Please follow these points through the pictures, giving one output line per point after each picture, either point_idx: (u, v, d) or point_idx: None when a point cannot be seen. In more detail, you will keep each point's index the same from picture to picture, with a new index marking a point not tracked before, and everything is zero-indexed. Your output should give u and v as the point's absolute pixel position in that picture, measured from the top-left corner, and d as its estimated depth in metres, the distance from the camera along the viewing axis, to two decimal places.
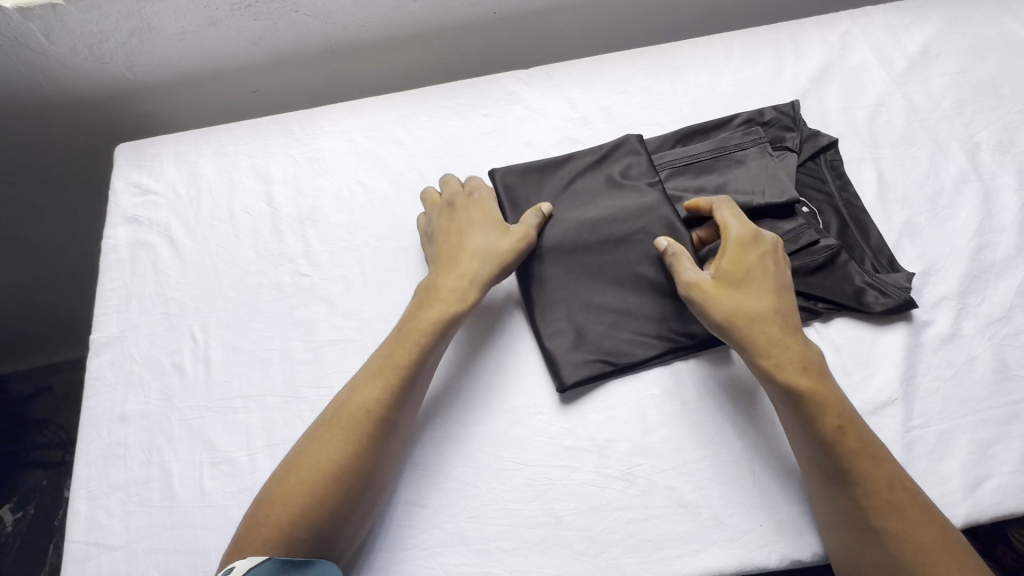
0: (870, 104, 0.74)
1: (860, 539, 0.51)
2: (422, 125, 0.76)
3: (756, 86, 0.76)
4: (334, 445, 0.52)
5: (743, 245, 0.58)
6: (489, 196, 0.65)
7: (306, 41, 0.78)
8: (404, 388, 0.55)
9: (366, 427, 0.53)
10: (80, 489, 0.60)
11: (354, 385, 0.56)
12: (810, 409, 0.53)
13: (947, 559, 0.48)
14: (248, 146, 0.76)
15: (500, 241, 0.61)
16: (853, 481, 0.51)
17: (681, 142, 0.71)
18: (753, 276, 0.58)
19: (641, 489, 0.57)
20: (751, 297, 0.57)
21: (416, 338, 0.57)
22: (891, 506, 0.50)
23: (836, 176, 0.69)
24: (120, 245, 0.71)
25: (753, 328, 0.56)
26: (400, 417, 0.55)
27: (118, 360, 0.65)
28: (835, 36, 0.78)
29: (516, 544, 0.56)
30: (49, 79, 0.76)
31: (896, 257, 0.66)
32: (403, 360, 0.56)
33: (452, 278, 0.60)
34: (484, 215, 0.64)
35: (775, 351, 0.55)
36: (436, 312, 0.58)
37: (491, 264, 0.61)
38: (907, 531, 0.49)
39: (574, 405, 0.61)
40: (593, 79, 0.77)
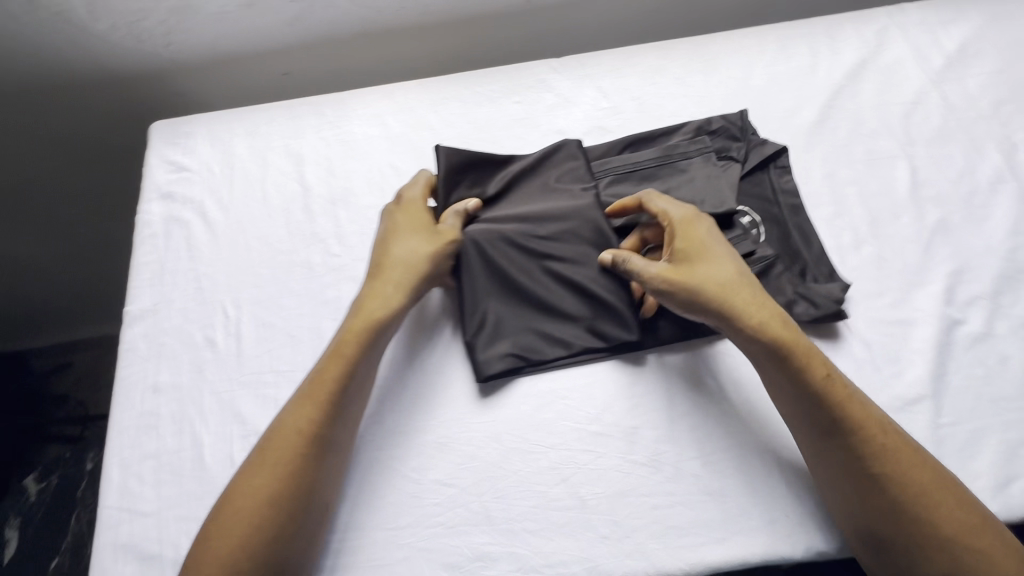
0: (905, 102, 0.73)
1: (865, 494, 0.52)
2: (455, 110, 0.76)
3: (790, 81, 0.75)
4: (274, 466, 0.53)
5: (687, 225, 0.61)
6: (415, 199, 0.66)
7: (341, 25, 0.79)
8: (333, 404, 0.55)
9: (300, 446, 0.53)
10: (114, 456, 0.61)
11: (286, 411, 0.56)
12: (796, 361, 0.55)
13: (946, 494, 0.50)
14: (281, 127, 0.76)
15: (422, 247, 0.63)
16: (848, 430, 0.53)
17: (630, 149, 0.71)
18: (709, 248, 0.60)
19: (667, 476, 0.58)
20: (712, 269, 0.59)
21: (342, 357, 0.57)
22: (886, 449, 0.52)
23: (783, 187, 0.69)
24: (154, 220, 0.72)
25: (723, 297, 0.57)
26: (334, 433, 0.55)
27: (151, 332, 0.66)
28: (871, 32, 0.77)
29: (541, 525, 0.56)
30: (88, 56, 0.78)
31: (837, 268, 0.65)
32: (332, 378, 0.56)
33: (378, 289, 0.61)
34: (411, 220, 0.64)
35: (753, 311, 0.57)
36: (362, 324, 0.59)
37: (415, 272, 0.62)
38: (905, 473, 0.51)
39: (496, 396, 0.61)
40: (625, 69, 0.77)
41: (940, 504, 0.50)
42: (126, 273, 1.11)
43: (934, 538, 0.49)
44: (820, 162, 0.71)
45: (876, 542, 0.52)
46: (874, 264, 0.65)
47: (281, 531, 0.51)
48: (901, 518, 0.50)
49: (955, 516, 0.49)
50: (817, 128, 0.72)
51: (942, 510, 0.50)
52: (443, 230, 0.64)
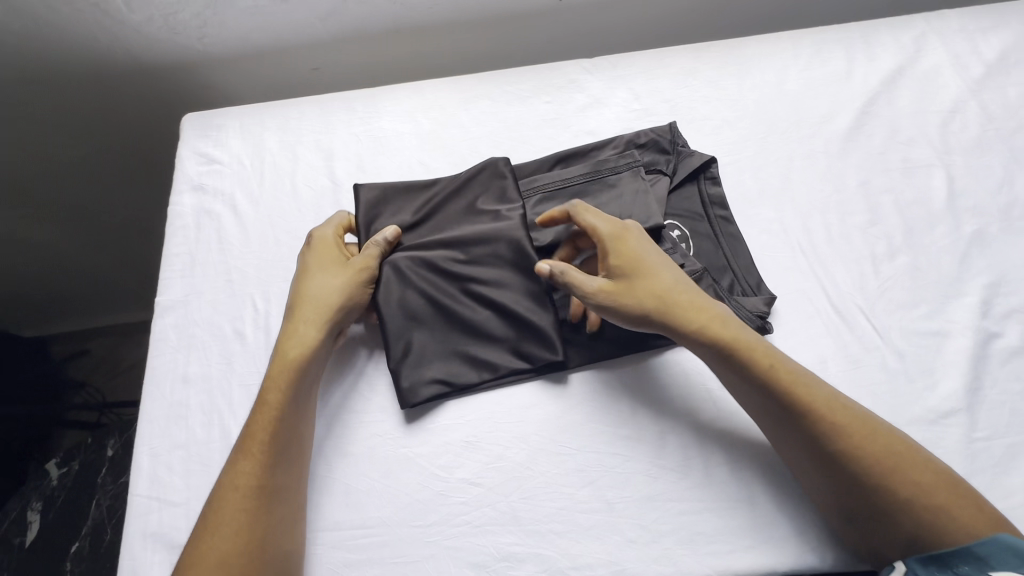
0: (942, 110, 0.72)
1: (833, 474, 0.51)
2: (485, 108, 0.76)
3: (825, 86, 0.75)
4: (223, 525, 0.50)
5: (620, 239, 0.61)
6: (329, 235, 0.65)
7: (374, 21, 0.79)
8: (269, 452, 0.53)
9: (243, 500, 0.51)
10: (143, 445, 0.62)
11: (224, 471, 0.54)
12: (745, 359, 0.55)
13: (903, 454, 0.51)
14: (312, 122, 0.77)
15: (336, 281, 0.61)
16: (798, 416, 0.53)
17: (558, 164, 0.71)
18: (644, 261, 0.60)
19: (694, 482, 0.57)
20: (651, 280, 0.59)
21: (270, 407, 0.55)
22: (839, 425, 0.51)
23: (712, 198, 0.69)
24: (185, 212, 0.73)
25: (665, 307, 0.58)
26: (278, 479, 0.53)
27: (181, 323, 0.67)
28: (909, 38, 0.76)
29: (567, 527, 0.56)
30: (124, 48, 0.79)
31: (765, 282, 0.65)
32: (263, 428, 0.54)
33: (294, 328, 0.59)
34: (323, 256, 0.63)
35: (694, 317, 0.57)
36: (284, 366, 0.57)
37: (328, 307, 0.60)
38: (857, 444, 0.51)
39: (425, 420, 0.61)
40: (658, 70, 0.77)
41: (903, 466, 0.50)
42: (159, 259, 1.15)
43: (905, 505, 0.49)
44: (855, 169, 0.70)
45: (858, 520, 0.51)
46: (908, 273, 0.64)
47: None
48: (869, 490, 0.50)
49: (918, 479, 0.49)
50: (852, 134, 0.72)
51: (907, 472, 0.49)
52: (355, 263, 0.62)
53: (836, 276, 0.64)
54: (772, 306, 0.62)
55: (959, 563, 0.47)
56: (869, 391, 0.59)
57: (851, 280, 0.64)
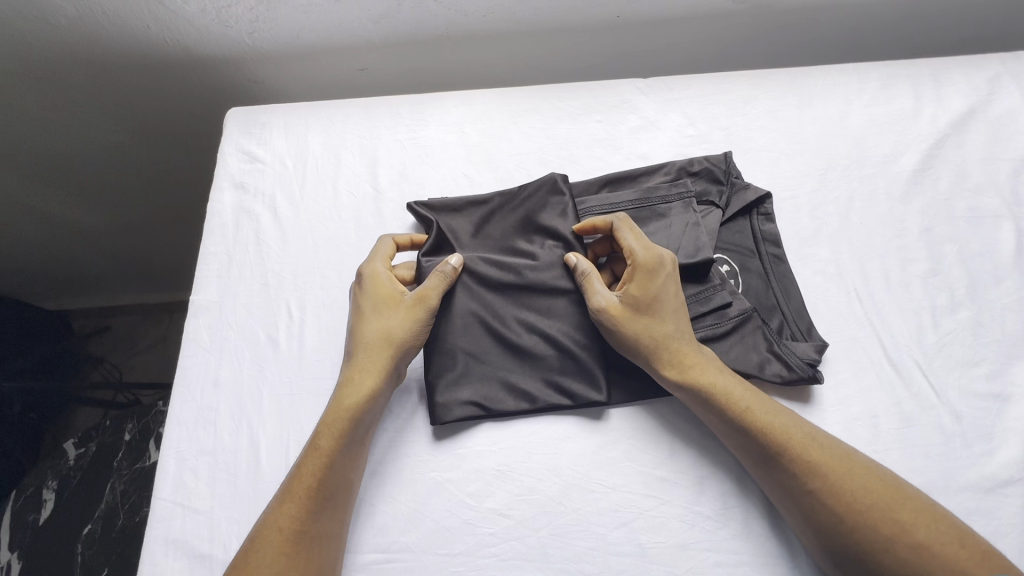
0: (1014, 158, 0.69)
1: (811, 510, 0.51)
2: (535, 124, 0.74)
3: (890, 124, 0.72)
4: (261, 567, 0.49)
5: (649, 270, 0.58)
6: (380, 271, 0.62)
7: (426, 26, 0.77)
8: (315, 498, 0.53)
9: (283, 545, 0.51)
10: (171, 447, 0.61)
11: (266, 511, 0.53)
12: (728, 404, 0.54)
13: (900, 504, 0.49)
14: (357, 126, 0.75)
15: (396, 323, 0.59)
16: (777, 452, 0.52)
17: (607, 186, 0.68)
18: (660, 301, 0.58)
19: (733, 532, 0.55)
20: (656, 317, 0.58)
21: (321, 452, 0.54)
22: (823, 467, 0.51)
23: (765, 232, 0.66)
24: (225, 210, 0.72)
25: (656, 343, 0.57)
26: (321, 525, 0.52)
27: (215, 325, 0.66)
28: (982, 79, 0.73)
29: (597, 569, 0.54)
30: (173, 35, 0.77)
31: (816, 326, 0.62)
32: (310, 474, 0.54)
33: (352, 374, 0.58)
34: (375, 297, 0.61)
35: (680, 364, 0.56)
36: (340, 415, 0.56)
37: (385, 353, 0.58)
38: (838, 481, 0.50)
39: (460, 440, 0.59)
40: (714, 97, 0.74)
41: (895, 516, 0.48)
42: (194, 245, 1.17)
43: (881, 546, 0.48)
44: (918, 215, 0.67)
45: (834, 556, 0.50)
46: (970, 329, 0.61)
47: None
48: (846, 526, 0.49)
49: (916, 535, 0.47)
50: (917, 178, 0.69)
51: (894, 515, 0.48)
52: (407, 302, 0.60)
53: (895, 326, 0.62)
54: (822, 353, 0.59)
55: None
56: (923, 453, 0.56)
57: (909, 331, 0.61)
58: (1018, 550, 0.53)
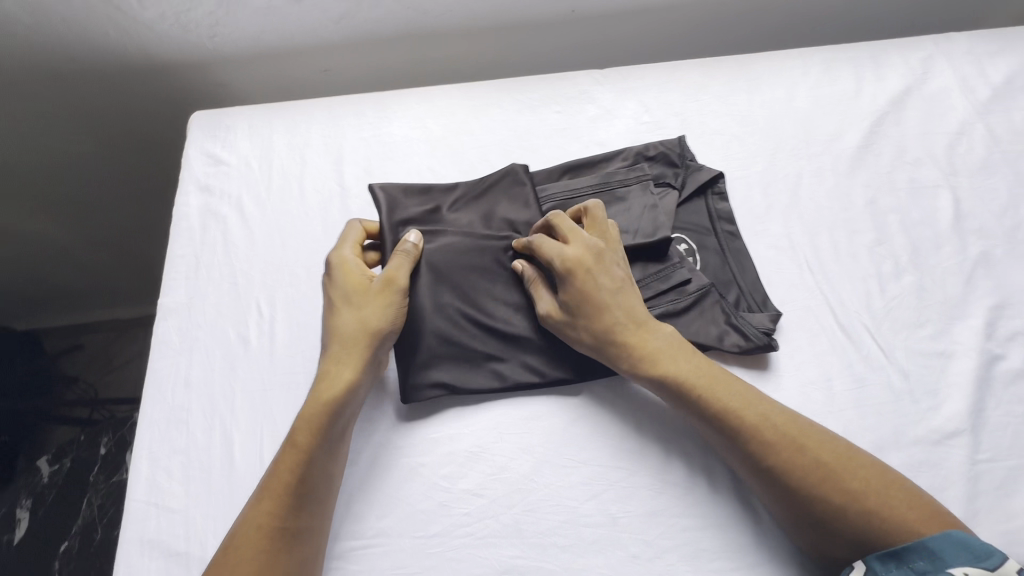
0: (949, 132, 0.73)
1: (767, 485, 0.53)
2: (496, 116, 0.76)
3: (834, 105, 0.75)
4: (241, 564, 0.49)
5: (571, 274, 0.59)
6: (349, 260, 0.62)
7: (386, 26, 0.79)
8: (295, 493, 0.52)
9: (263, 542, 0.51)
10: (144, 449, 0.61)
11: (246, 507, 0.53)
12: (678, 392, 0.56)
13: (855, 465, 0.52)
14: (321, 125, 0.76)
15: (372, 312, 0.59)
16: (732, 436, 0.54)
17: (569, 173, 0.70)
18: (592, 301, 0.59)
19: (699, 497, 0.57)
20: (592, 318, 0.59)
21: (299, 448, 0.54)
22: (775, 447, 0.53)
23: (720, 211, 0.69)
24: (191, 213, 0.72)
25: (599, 342, 0.59)
26: (303, 521, 0.52)
27: (184, 326, 0.66)
28: (917, 59, 0.77)
29: (571, 541, 0.56)
30: (133, 42, 0.78)
31: (771, 297, 0.65)
32: (288, 469, 0.53)
33: (330, 368, 0.57)
34: (345, 287, 0.61)
35: (625, 362, 0.58)
36: (317, 408, 0.55)
37: (360, 343, 0.58)
38: (791, 458, 0.52)
39: (435, 427, 0.60)
40: (668, 84, 0.77)
41: (854, 478, 0.51)
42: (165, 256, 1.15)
43: (837, 514, 0.50)
44: (862, 188, 0.70)
45: (797, 522, 0.52)
46: (913, 293, 0.65)
47: None
48: (802, 497, 0.51)
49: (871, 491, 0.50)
50: (860, 154, 0.72)
51: (845, 485, 0.51)
52: (378, 287, 0.60)
53: (843, 293, 0.65)
54: (777, 322, 0.62)
55: (915, 558, 0.47)
56: (874, 411, 0.59)
57: (858, 298, 0.64)
58: (965, 497, 0.55)
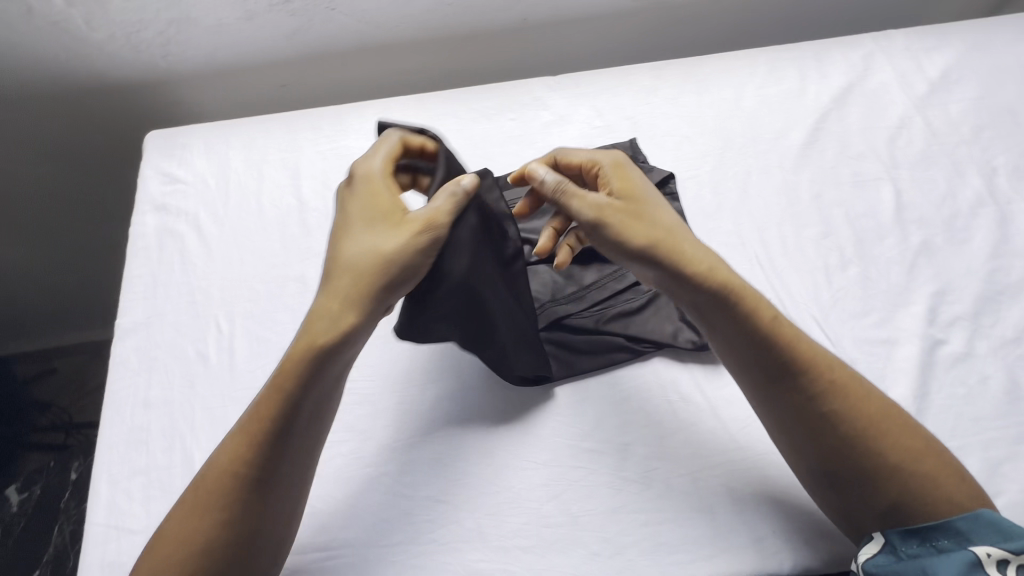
0: (890, 126, 0.75)
1: (823, 445, 0.52)
2: (451, 126, 0.77)
3: (779, 103, 0.77)
4: (208, 506, 0.48)
5: (621, 171, 0.59)
6: (376, 177, 0.56)
7: (341, 40, 0.80)
8: (268, 445, 0.49)
9: (233, 489, 0.48)
10: (103, 472, 0.60)
11: (219, 444, 0.50)
12: (744, 298, 0.54)
13: (906, 436, 0.51)
14: (278, 140, 0.77)
15: (387, 246, 0.52)
16: (796, 372, 0.53)
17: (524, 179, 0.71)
18: (647, 197, 0.57)
19: (657, 492, 0.58)
20: (654, 211, 0.56)
21: (280, 392, 0.49)
22: (848, 403, 0.52)
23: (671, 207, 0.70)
24: (148, 233, 0.72)
25: (668, 235, 0.55)
26: (277, 473, 0.49)
27: (143, 346, 0.66)
28: (857, 57, 0.80)
29: (532, 542, 0.56)
30: (87, 65, 0.79)
31: None
32: (268, 414, 0.49)
33: (328, 298, 0.51)
34: (366, 208, 0.55)
35: (702, 257, 0.54)
36: (308, 343, 0.50)
37: (368, 277, 0.51)
38: (859, 412, 0.51)
39: (399, 435, 0.61)
40: (620, 88, 0.79)
41: (902, 447, 0.50)
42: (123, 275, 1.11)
43: (883, 470, 0.50)
44: (808, 183, 0.72)
45: (831, 484, 0.52)
46: (859, 283, 0.67)
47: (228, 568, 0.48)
48: (859, 457, 0.50)
49: (916, 463, 0.50)
50: (805, 150, 0.74)
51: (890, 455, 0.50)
52: (404, 219, 0.53)
53: (792, 286, 0.67)
54: None
55: (940, 538, 0.48)
56: None
57: (806, 290, 0.66)
58: None
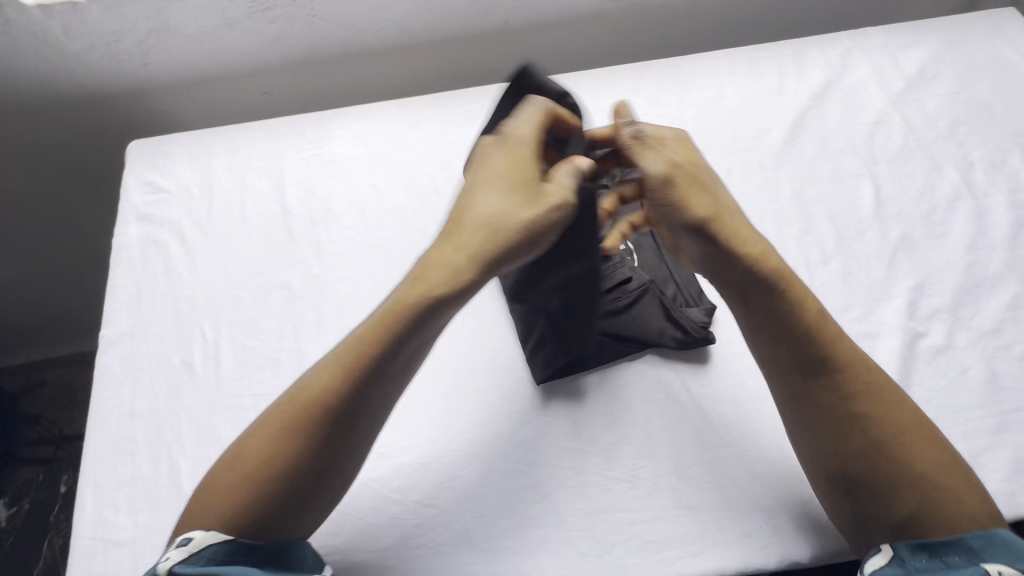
0: (868, 122, 0.76)
1: (853, 454, 0.51)
2: (434, 130, 0.77)
3: (759, 101, 0.78)
4: (290, 433, 0.49)
5: (687, 147, 0.59)
6: (526, 140, 0.56)
7: (322, 46, 0.80)
8: (361, 383, 0.50)
9: (320, 419, 0.49)
10: (88, 484, 0.60)
11: (311, 369, 0.52)
12: (794, 285, 0.54)
13: (936, 457, 0.51)
14: (261, 148, 0.77)
15: (517, 212, 0.53)
16: (832, 369, 0.53)
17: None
18: (710, 176, 0.58)
19: (644, 491, 0.58)
20: (715, 190, 0.57)
21: (381, 333, 0.51)
22: (885, 417, 0.52)
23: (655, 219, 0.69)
24: (131, 242, 0.72)
25: (729, 214, 0.56)
26: (361, 420, 0.51)
27: (127, 356, 0.66)
28: (835, 54, 0.81)
29: (521, 543, 0.57)
30: (66, 76, 0.79)
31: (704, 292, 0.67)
32: (368, 351, 0.50)
33: (447, 251, 0.53)
34: (509, 167, 0.55)
35: (758, 238, 0.56)
36: (419, 284, 0.52)
37: (495, 238, 0.53)
38: (893, 426, 0.51)
39: (384, 441, 0.61)
40: (602, 90, 0.79)
41: (925, 465, 0.50)
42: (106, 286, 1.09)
43: (904, 478, 0.50)
44: (789, 180, 0.73)
45: (843, 488, 0.52)
46: (840, 279, 0.67)
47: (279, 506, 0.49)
48: (886, 469, 0.50)
49: (942, 486, 0.50)
50: (786, 147, 0.75)
51: (913, 470, 0.50)
52: (544, 192, 0.54)
53: None
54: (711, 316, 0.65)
55: (950, 552, 0.48)
56: None
57: None
58: None
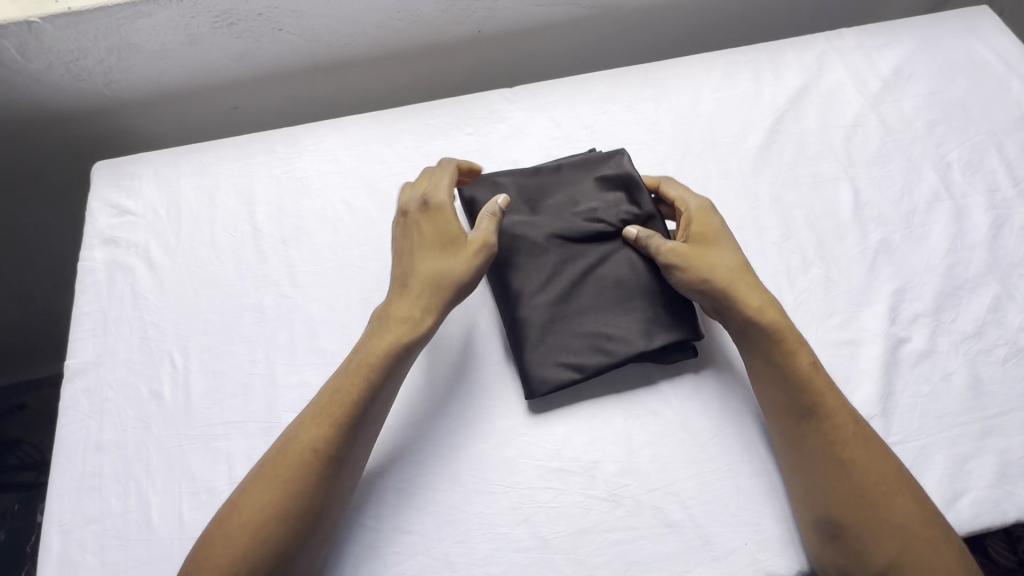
0: (845, 124, 0.76)
1: (839, 500, 0.53)
2: (407, 143, 0.76)
3: (736, 106, 0.77)
4: (280, 484, 0.52)
5: (704, 215, 0.63)
6: (444, 203, 0.61)
7: (290, 60, 0.79)
8: (348, 428, 0.54)
9: (310, 466, 0.52)
10: (54, 522, 0.58)
11: (294, 424, 0.55)
12: (790, 337, 0.57)
13: (919, 514, 0.52)
14: (230, 166, 0.75)
15: (454, 261, 0.59)
16: (822, 416, 0.55)
17: (487, 187, 0.66)
18: (722, 242, 0.62)
19: (627, 509, 0.57)
20: (722, 252, 0.61)
21: (360, 381, 0.55)
22: (869, 467, 0.53)
23: (631, 214, 0.65)
24: (96, 268, 0.70)
25: (733, 275, 0.60)
26: (348, 460, 0.54)
27: (93, 387, 0.64)
28: (811, 56, 0.80)
29: (503, 569, 0.56)
30: (25, 97, 0.76)
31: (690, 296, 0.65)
32: (348, 399, 0.54)
33: (403, 307, 0.58)
34: (437, 231, 0.60)
35: (756, 294, 0.59)
36: (388, 335, 0.57)
37: (442, 289, 0.59)
38: (878, 479, 0.53)
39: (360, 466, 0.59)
40: (577, 97, 0.78)
41: (906, 519, 0.52)
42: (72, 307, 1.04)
43: (883, 527, 0.52)
44: (768, 185, 0.72)
45: (827, 529, 0.53)
46: (822, 285, 0.66)
47: (276, 556, 0.50)
48: (867, 517, 0.52)
49: (919, 540, 0.51)
50: (763, 152, 0.74)
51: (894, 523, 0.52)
52: (469, 238, 0.60)
53: None
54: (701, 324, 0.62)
55: None
56: None
57: None
58: None
